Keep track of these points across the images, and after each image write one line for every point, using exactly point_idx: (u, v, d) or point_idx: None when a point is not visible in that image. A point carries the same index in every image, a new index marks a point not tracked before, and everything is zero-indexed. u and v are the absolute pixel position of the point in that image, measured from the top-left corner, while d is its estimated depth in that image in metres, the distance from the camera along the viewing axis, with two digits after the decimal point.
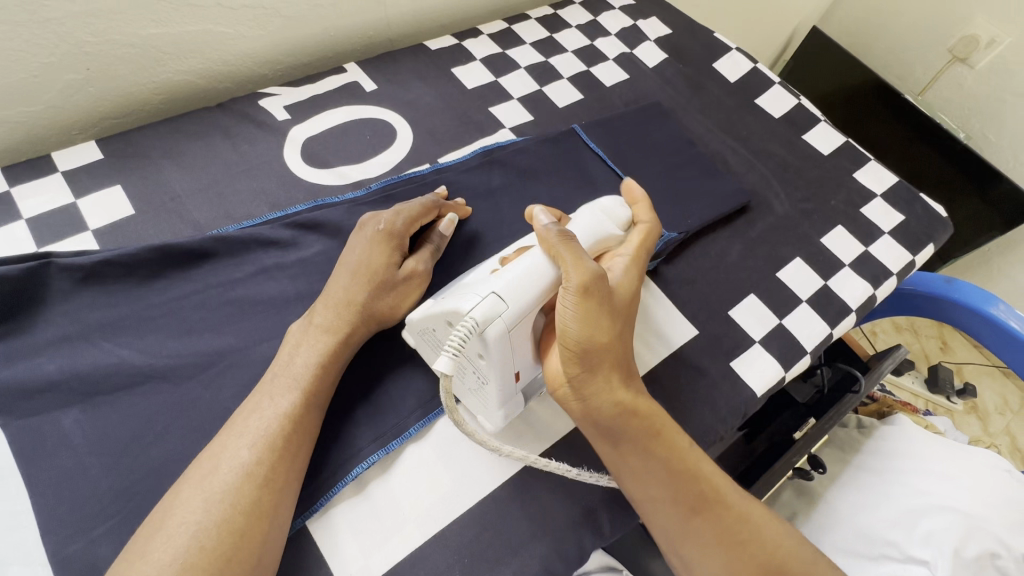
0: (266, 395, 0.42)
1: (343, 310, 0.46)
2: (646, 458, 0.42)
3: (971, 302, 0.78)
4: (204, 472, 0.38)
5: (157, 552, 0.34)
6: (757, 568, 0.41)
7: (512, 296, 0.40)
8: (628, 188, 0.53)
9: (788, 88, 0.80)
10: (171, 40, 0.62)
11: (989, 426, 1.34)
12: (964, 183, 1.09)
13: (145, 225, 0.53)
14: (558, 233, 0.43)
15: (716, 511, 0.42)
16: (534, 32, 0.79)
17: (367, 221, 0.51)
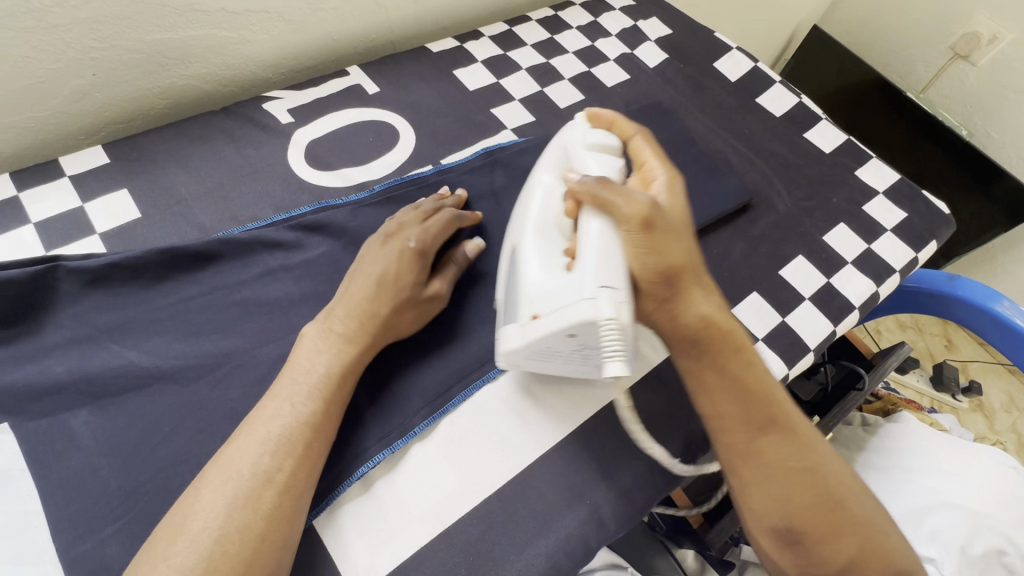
0: (286, 399, 0.42)
1: (366, 322, 0.46)
2: (725, 378, 0.45)
3: (976, 300, 0.78)
4: (223, 476, 0.38)
5: (179, 556, 0.34)
6: (820, 492, 0.42)
7: (601, 264, 0.41)
8: (596, 112, 0.54)
9: (789, 87, 0.80)
10: (175, 45, 0.62)
11: (995, 425, 1.33)
12: (966, 180, 1.09)
13: (151, 228, 0.54)
14: (592, 183, 0.46)
15: (793, 431, 0.44)
16: (535, 33, 0.80)
17: (394, 236, 0.51)
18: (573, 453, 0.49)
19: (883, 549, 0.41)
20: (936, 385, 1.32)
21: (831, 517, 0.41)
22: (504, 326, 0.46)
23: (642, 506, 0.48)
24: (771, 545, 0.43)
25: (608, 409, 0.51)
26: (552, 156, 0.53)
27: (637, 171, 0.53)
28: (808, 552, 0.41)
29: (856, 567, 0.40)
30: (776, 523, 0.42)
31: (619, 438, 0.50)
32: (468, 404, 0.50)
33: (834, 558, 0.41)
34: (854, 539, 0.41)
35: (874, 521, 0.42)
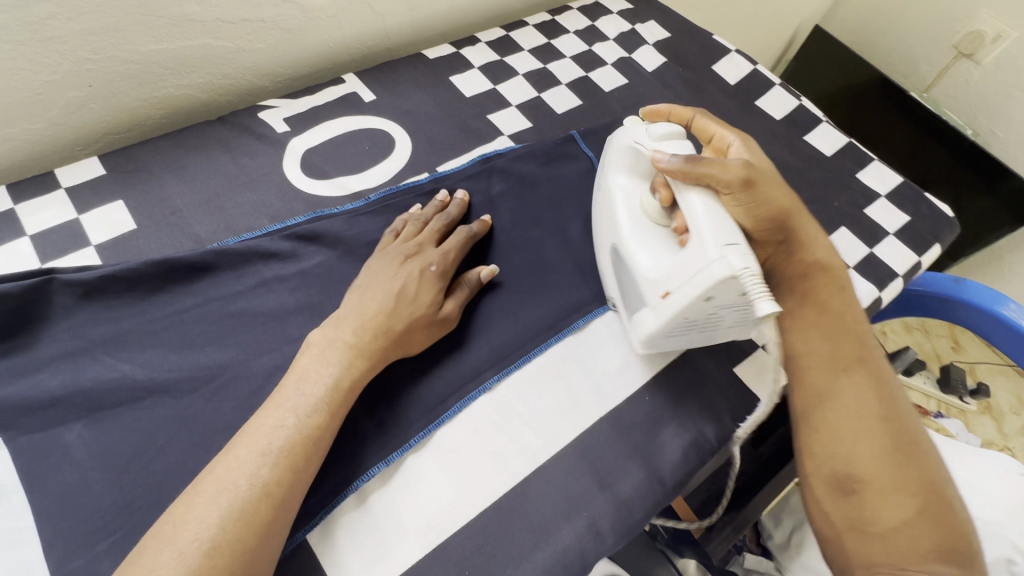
0: (290, 410, 0.41)
1: (381, 336, 0.47)
2: (824, 318, 0.50)
3: (981, 302, 0.78)
4: (219, 486, 0.37)
5: (166, 568, 0.33)
6: (892, 441, 0.44)
7: (719, 224, 0.45)
8: (654, 108, 0.59)
9: (789, 89, 0.79)
10: (172, 55, 0.62)
11: (1005, 427, 1.31)
12: (972, 180, 1.08)
13: (147, 239, 0.54)
14: (683, 162, 0.48)
15: (879, 379, 0.47)
16: (532, 39, 0.79)
17: (416, 256, 0.52)
18: (570, 463, 0.48)
19: (942, 515, 0.42)
20: (943, 387, 1.31)
21: (897, 470, 0.43)
22: (637, 312, 0.51)
23: (641, 518, 0.47)
24: (824, 491, 0.46)
25: (605, 419, 0.50)
26: (621, 157, 0.57)
27: (709, 145, 0.59)
28: (862, 499, 0.44)
29: (908, 526, 0.42)
30: (837, 465, 0.45)
31: (616, 449, 0.49)
32: (464, 414, 0.49)
33: (887, 511, 0.43)
34: (914, 497, 0.42)
35: (940, 486, 0.43)
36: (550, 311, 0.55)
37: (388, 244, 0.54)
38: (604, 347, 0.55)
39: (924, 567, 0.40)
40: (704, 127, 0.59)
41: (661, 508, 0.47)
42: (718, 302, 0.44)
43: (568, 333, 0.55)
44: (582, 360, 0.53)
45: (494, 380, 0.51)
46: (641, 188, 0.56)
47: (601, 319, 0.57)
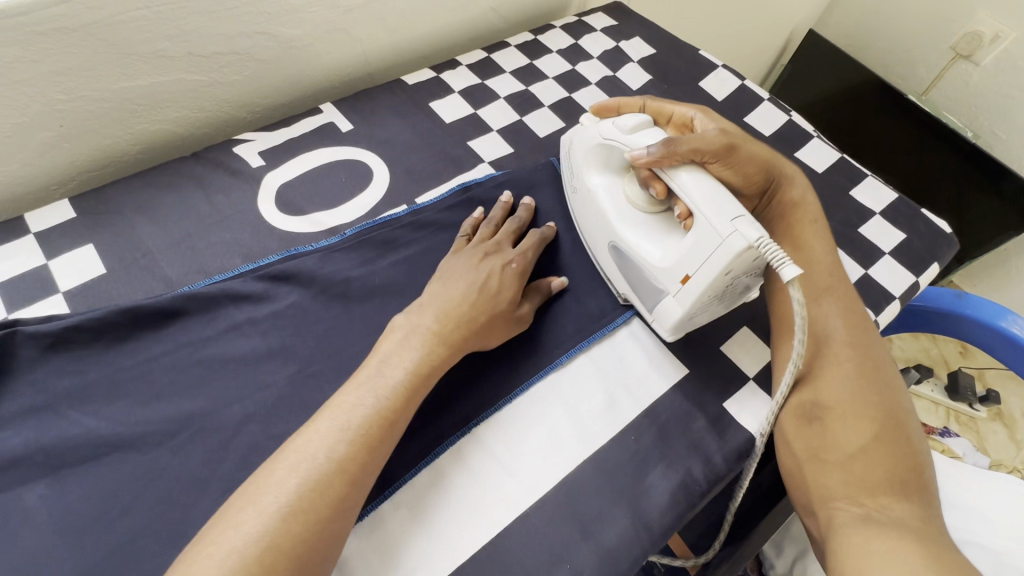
0: (370, 391, 0.43)
1: (462, 326, 0.47)
2: (800, 252, 0.56)
3: (985, 318, 0.76)
4: (301, 455, 0.39)
5: (248, 524, 0.35)
6: (857, 371, 0.49)
7: (715, 193, 0.46)
8: (603, 105, 0.61)
9: (778, 104, 0.77)
10: (145, 91, 0.61)
11: (1018, 434, 1.28)
12: (978, 179, 1.04)
13: (116, 284, 0.52)
14: (662, 147, 0.49)
15: (847, 310, 0.53)
16: (514, 59, 0.78)
17: (494, 254, 0.53)
18: (552, 511, 0.46)
19: (896, 444, 0.46)
20: (952, 394, 1.28)
21: (857, 400, 0.48)
22: (658, 302, 0.52)
23: (626, 568, 0.44)
24: (792, 422, 0.49)
25: (589, 461, 0.48)
26: (591, 156, 0.57)
27: (668, 124, 0.61)
28: (826, 427, 0.47)
29: (866, 453, 0.45)
30: (806, 394, 0.49)
31: (600, 494, 0.47)
32: (441, 461, 0.47)
33: (849, 439, 0.46)
34: (873, 424, 0.46)
35: (897, 417, 0.47)
36: (531, 346, 0.53)
37: (462, 246, 0.55)
38: (589, 385, 0.52)
39: (875, 491, 0.44)
40: (657, 109, 0.61)
41: (647, 558, 0.45)
42: (737, 272, 0.46)
43: (550, 370, 0.52)
44: (566, 398, 0.51)
45: (474, 423, 0.49)
46: (619, 181, 0.57)
47: (584, 353, 0.54)
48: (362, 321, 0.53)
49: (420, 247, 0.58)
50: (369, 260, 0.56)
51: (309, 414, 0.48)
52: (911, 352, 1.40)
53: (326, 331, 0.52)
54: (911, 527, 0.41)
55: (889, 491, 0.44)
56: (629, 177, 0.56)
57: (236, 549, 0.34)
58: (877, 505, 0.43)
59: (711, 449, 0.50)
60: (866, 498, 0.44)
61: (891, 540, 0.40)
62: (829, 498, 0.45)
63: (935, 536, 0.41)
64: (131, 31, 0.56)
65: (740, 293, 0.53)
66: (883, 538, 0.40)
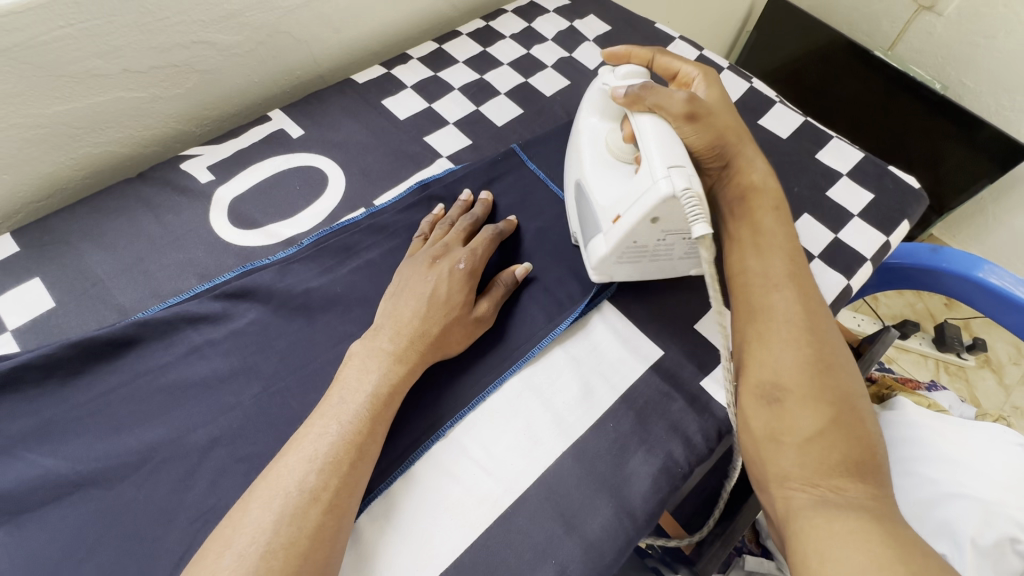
0: (333, 418, 0.42)
1: (418, 343, 0.46)
2: (759, 236, 0.53)
3: (960, 270, 0.76)
4: (272, 491, 0.38)
5: (227, 569, 0.34)
6: (817, 352, 0.46)
7: (670, 147, 0.45)
8: (611, 52, 0.60)
9: (739, 71, 0.76)
10: (83, 114, 0.58)
11: (1005, 378, 1.30)
12: (949, 129, 1.05)
13: (69, 316, 0.51)
14: (637, 89, 0.50)
15: (804, 291, 0.50)
16: (466, 49, 0.76)
17: (443, 257, 0.52)
18: (532, 510, 0.45)
19: (855, 426, 0.44)
20: (940, 346, 1.29)
21: (815, 380, 0.45)
22: (590, 239, 0.52)
23: (613, 559, 0.44)
24: (752, 403, 0.46)
25: (567, 452, 0.47)
26: (592, 100, 0.57)
27: (673, 81, 0.61)
28: (784, 408, 0.45)
29: (824, 435, 0.43)
30: (765, 375, 0.46)
31: (581, 485, 0.46)
32: (417, 467, 0.46)
33: (806, 421, 0.44)
34: (831, 407, 0.44)
35: (854, 398, 0.45)
36: (501, 341, 0.52)
37: (418, 248, 0.54)
38: (563, 375, 0.52)
39: (833, 475, 0.42)
40: (666, 65, 0.60)
41: (634, 546, 0.44)
42: (666, 224, 0.45)
43: (523, 363, 0.51)
44: (540, 391, 0.50)
45: (448, 425, 0.48)
46: (609, 128, 0.55)
47: (557, 344, 0.53)
48: (326, 331, 0.52)
49: (381, 250, 0.57)
50: (329, 268, 0.55)
51: (278, 432, 0.46)
52: (897, 309, 1.41)
53: (289, 345, 0.51)
54: (868, 510, 0.40)
55: (845, 473, 0.42)
56: (615, 127, 0.54)
57: None
58: (833, 487, 0.41)
59: (692, 430, 0.49)
60: (823, 480, 0.42)
61: (849, 525, 0.39)
62: (785, 479, 0.43)
63: (892, 517, 0.40)
64: (57, 52, 0.52)
65: (680, 256, 0.52)
66: (843, 525, 0.39)
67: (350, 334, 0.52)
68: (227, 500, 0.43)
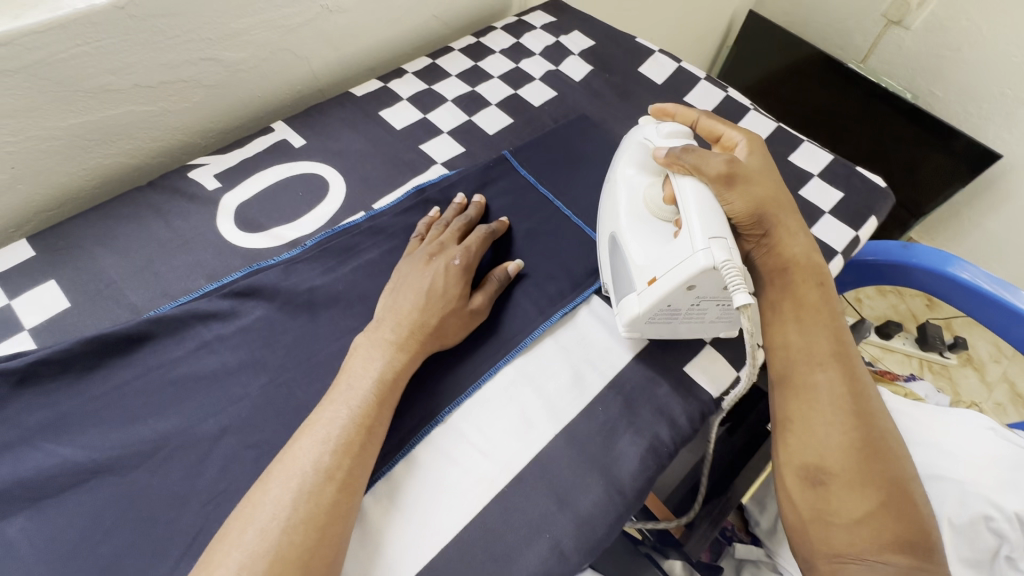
0: (343, 403, 0.45)
1: (419, 332, 0.49)
2: (801, 309, 0.53)
3: (931, 264, 0.80)
4: (288, 472, 0.40)
5: (250, 544, 0.37)
6: (865, 433, 0.47)
7: (709, 220, 0.48)
8: (660, 108, 0.64)
9: (715, 82, 0.81)
10: (96, 126, 0.61)
11: (987, 376, 1.35)
12: (924, 136, 1.11)
13: (83, 316, 0.53)
14: (679, 152, 0.54)
15: (850, 370, 0.50)
16: (458, 63, 0.80)
17: (439, 254, 0.55)
18: (528, 489, 0.47)
19: (906, 507, 0.45)
20: (923, 345, 1.34)
21: (862, 463, 0.46)
22: (624, 297, 0.53)
23: (604, 532, 0.46)
24: (797, 483, 0.48)
25: (559, 434, 0.50)
26: (631, 154, 0.60)
27: (716, 143, 0.62)
28: (831, 491, 0.46)
29: (871, 517, 0.45)
30: (810, 457, 0.48)
31: (573, 464, 0.49)
32: (418, 450, 0.49)
33: (853, 503, 0.45)
34: (879, 492, 0.45)
35: (906, 479, 0.46)
36: (496, 333, 0.55)
37: (415, 247, 0.58)
38: (554, 364, 0.55)
39: (881, 556, 0.43)
40: (710, 127, 0.62)
41: (624, 520, 0.47)
42: (701, 291, 0.48)
43: (516, 353, 0.54)
44: (533, 379, 0.53)
45: (446, 411, 0.51)
46: (647, 182, 0.58)
47: (548, 335, 0.56)
48: (329, 326, 0.55)
49: (379, 251, 0.60)
50: (331, 268, 0.58)
51: (285, 420, 0.49)
52: (880, 310, 1.45)
53: (295, 340, 0.53)
54: None
55: (893, 556, 0.43)
56: (655, 182, 0.57)
57: (244, 568, 0.36)
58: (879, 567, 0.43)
59: (678, 411, 0.52)
60: (870, 559, 0.44)
61: None
62: (832, 558, 0.45)
63: None
64: (74, 68, 0.56)
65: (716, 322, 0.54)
66: None
67: (352, 328, 0.55)
68: (237, 484, 0.46)
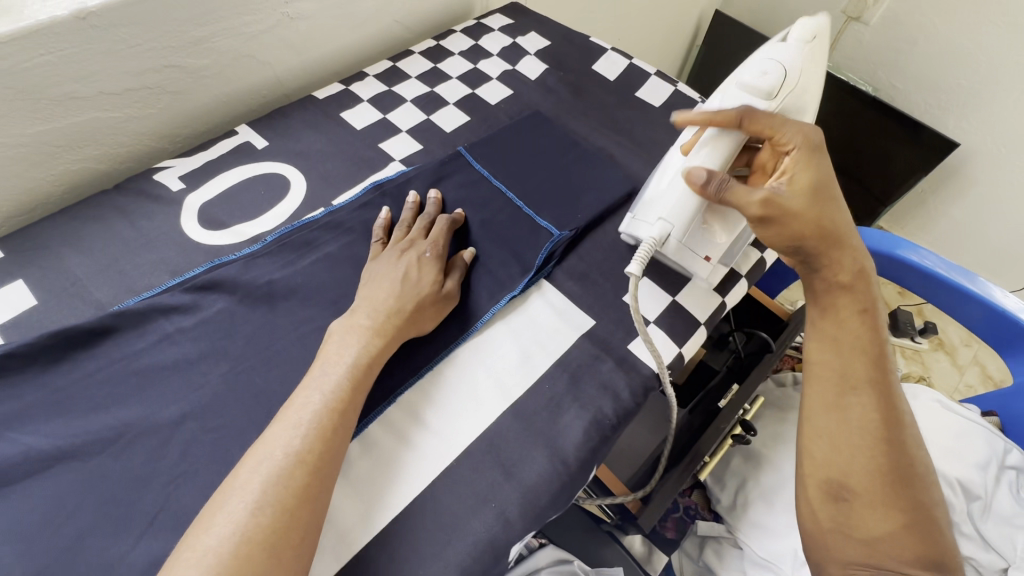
0: (316, 390, 0.47)
1: (394, 318, 0.52)
2: (846, 336, 0.54)
3: (883, 248, 0.83)
4: (261, 457, 0.42)
5: (220, 526, 0.38)
6: (892, 462, 0.50)
7: (674, 211, 0.57)
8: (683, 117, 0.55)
9: (665, 77, 0.84)
10: (63, 132, 0.63)
11: (957, 359, 1.39)
12: (899, 134, 1.23)
13: (49, 313, 0.55)
14: (708, 187, 0.53)
15: (887, 400, 0.52)
16: (417, 65, 0.83)
17: (410, 248, 0.58)
18: (475, 463, 0.50)
19: (927, 529, 0.49)
20: (894, 331, 1.39)
21: (886, 488, 0.50)
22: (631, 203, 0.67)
23: (548, 500, 0.49)
24: (819, 495, 0.53)
25: (507, 410, 0.53)
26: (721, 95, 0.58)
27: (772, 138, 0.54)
28: (852, 508, 0.51)
29: (890, 536, 0.49)
30: (835, 475, 0.52)
31: (520, 437, 0.51)
32: (372, 429, 0.51)
33: (873, 521, 0.50)
34: (902, 515, 0.49)
35: (927, 504, 0.50)
36: (448, 318, 0.58)
37: (379, 247, 0.60)
38: (504, 345, 0.57)
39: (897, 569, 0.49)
40: (760, 123, 0.53)
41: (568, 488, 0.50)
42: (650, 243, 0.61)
43: (469, 335, 0.57)
44: (485, 360, 0.56)
45: (400, 392, 0.53)
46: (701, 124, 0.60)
47: (499, 319, 0.59)
48: (288, 316, 0.57)
49: (338, 244, 0.62)
50: (290, 261, 0.61)
51: (244, 405, 0.51)
52: None
53: (254, 330, 0.56)
54: None
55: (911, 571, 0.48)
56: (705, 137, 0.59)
57: (213, 549, 0.37)
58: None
59: (620, 385, 0.55)
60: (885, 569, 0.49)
61: None
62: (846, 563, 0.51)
63: None
64: (37, 78, 0.58)
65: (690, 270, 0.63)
66: None
67: (309, 318, 0.57)
68: (195, 467, 0.48)
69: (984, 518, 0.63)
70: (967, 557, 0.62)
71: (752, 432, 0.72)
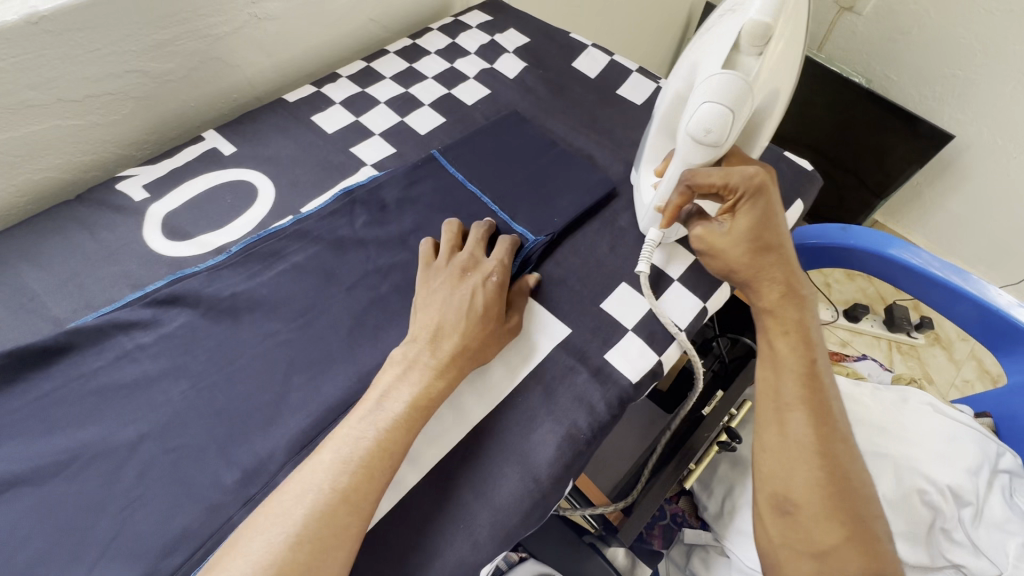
0: (372, 422, 0.45)
1: (456, 357, 0.49)
2: (776, 355, 0.55)
3: (871, 246, 0.81)
4: (306, 487, 0.41)
5: (254, 555, 0.38)
6: (830, 473, 0.49)
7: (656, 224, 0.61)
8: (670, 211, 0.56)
9: (647, 74, 0.82)
10: (22, 142, 0.61)
11: (954, 354, 1.36)
12: (896, 125, 1.20)
13: (4, 330, 0.53)
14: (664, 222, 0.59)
15: (822, 415, 0.51)
16: (392, 65, 0.81)
17: (471, 272, 0.55)
18: (444, 480, 0.48)
19: (871, 543, 0.47)
20: (890, 326, 1.36)
21: (829, 500, 0.48)
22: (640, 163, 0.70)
23: (518, 520, 0.47)
24: (768, 511, 0.51)
25: (478, 425, 0.51)
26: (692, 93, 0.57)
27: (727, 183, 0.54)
28: (797, 521, 0.49)
29: (834, 551, 0.47)
30: (778, 488, 0.51)
31: (490, 453, 0.50)
32: None
33: (819, 534, 0.48)
34: (843, 527, 0.47)
35: (868, 518, 0.48)
36: None
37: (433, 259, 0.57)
38: None
39: None
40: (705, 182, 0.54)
41: (540, 507, 0.48)
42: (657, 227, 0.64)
43: None
44: None
45: None
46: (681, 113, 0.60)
47: None
48: (252, 329, 0.55)
49: (306, 254, 0.60)
50: (256, 272, 0.59)
51: (204, 424, 0.50)
52: (848, 294, 1.47)
53: (216, 345, 0.54)
54: None
55: None
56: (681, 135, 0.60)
57: None
58: None
59: (596, 397, 0.53)
60: None
61: None
62: None
63: None
64: None
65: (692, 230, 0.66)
66: None
67: (274, 331, 0.55)
68: (153, 490, 0.46)
69: (977, 524, 0.60)
70: (957, 565, 0.61)
71: (738, 441, 0.69)
